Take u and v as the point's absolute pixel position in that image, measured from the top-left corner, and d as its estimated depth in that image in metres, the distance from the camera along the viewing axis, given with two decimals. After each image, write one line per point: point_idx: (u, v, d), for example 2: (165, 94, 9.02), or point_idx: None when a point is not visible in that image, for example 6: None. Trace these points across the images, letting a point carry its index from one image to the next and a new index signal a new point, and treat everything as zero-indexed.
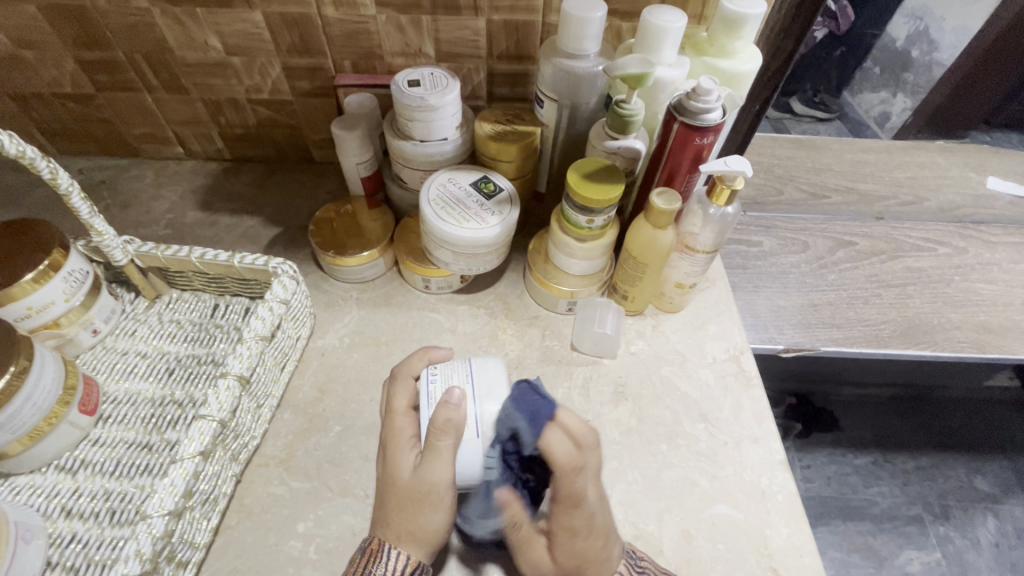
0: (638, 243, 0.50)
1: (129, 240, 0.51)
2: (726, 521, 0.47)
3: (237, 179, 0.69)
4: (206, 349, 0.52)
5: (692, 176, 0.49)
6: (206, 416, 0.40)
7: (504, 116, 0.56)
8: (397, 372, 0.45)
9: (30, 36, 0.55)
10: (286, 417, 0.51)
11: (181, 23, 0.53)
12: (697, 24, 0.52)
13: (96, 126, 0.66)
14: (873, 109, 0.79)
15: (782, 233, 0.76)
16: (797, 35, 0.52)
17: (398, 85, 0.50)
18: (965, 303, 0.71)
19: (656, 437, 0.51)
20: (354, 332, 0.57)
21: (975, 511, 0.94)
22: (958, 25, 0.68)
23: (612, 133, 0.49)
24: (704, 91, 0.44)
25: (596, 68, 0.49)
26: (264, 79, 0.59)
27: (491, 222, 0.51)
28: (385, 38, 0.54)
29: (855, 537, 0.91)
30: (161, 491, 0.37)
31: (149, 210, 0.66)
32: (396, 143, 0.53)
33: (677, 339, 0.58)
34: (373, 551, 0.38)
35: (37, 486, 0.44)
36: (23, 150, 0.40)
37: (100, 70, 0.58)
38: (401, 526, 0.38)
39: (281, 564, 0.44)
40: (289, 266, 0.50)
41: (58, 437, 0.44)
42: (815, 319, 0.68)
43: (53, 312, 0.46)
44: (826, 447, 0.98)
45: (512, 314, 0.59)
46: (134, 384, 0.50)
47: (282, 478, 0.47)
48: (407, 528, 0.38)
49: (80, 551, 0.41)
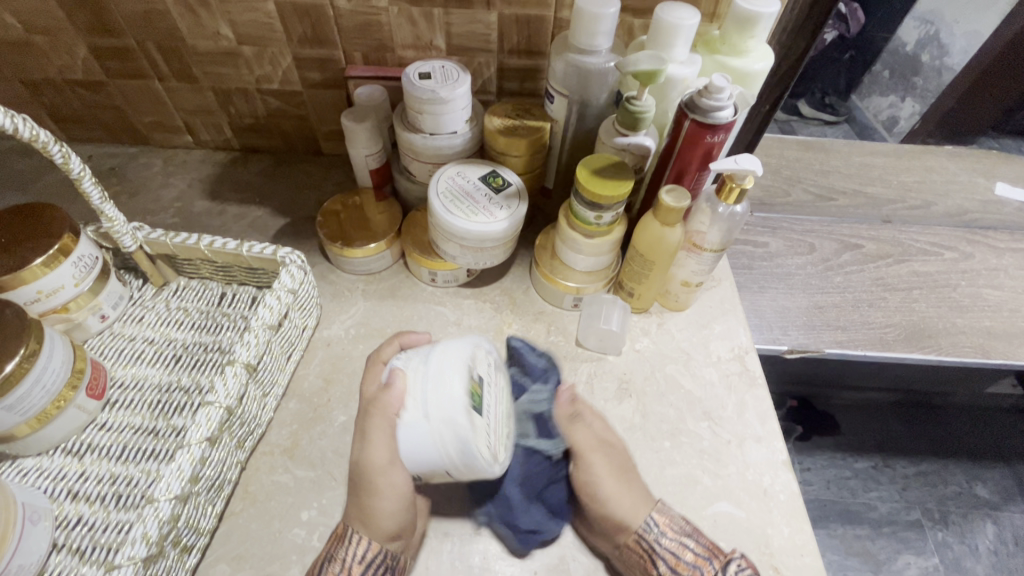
0: (646, 240, 0.50)
1: (138, 227, 0.52)
2: (728, 519, 0.47)
3: (245, 169, 0.69)
4: (213, 337, 0.52)
5: (701, 174, 0.49)
6: (213, 402, 0.40)
7: (513, 111, 0.56)
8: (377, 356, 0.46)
9: (43, 22, 0.55)
10: (292, 406, 0.51)
11: (194, 11, 0.53)
12: (709, 22, 0.52)
13: (107, 113, 0.66)
14: (881, 113, 0.80)
15: (789, 235, 0.75)
16: (809, 35, 0.51)
17: (409, 77, 0.50)
18: (971, 308, 0.71)
19: (660, 434, 0.51)
20: (360, 324, 0.57)
21: (974, 517, 0.94)
22: (969, 30, 0.69)
23: (622, 130, 0.49)
24: (716, 89, 0.43)
25: (608, 64, 0.49)
26: (274, 69, 0.59)
27: (499, 216, 0.51)
28: (397, 30, 0.54)
29: (852, 541, 0.91)
30: (168, 475, 0.37)
31: (158, 197, 0.67)
32: (406, 135, 0.53)
33: (682, 337, 0.58)
34: (339, 535, 0.41)
35: (44, 468, 0.44)
36: (37, 134, 0.40)
37: (112, 57, 0.59)
38: (358, 511, 0.42)
39: (284, 551, 0.44)
40: (297, 256, 0.50)
41: (65, 420, 0.44)
42: (820, 321, 0.68)
43: (62, 296, 0.46)
44: (826, 450, 0.98)
45: (517, 309, 0.59)
46: (141, 370, 0.50)
47: (286, 466, 0.48)
48: (362, 513, 0.41)
49: (86, 534, 0.41)
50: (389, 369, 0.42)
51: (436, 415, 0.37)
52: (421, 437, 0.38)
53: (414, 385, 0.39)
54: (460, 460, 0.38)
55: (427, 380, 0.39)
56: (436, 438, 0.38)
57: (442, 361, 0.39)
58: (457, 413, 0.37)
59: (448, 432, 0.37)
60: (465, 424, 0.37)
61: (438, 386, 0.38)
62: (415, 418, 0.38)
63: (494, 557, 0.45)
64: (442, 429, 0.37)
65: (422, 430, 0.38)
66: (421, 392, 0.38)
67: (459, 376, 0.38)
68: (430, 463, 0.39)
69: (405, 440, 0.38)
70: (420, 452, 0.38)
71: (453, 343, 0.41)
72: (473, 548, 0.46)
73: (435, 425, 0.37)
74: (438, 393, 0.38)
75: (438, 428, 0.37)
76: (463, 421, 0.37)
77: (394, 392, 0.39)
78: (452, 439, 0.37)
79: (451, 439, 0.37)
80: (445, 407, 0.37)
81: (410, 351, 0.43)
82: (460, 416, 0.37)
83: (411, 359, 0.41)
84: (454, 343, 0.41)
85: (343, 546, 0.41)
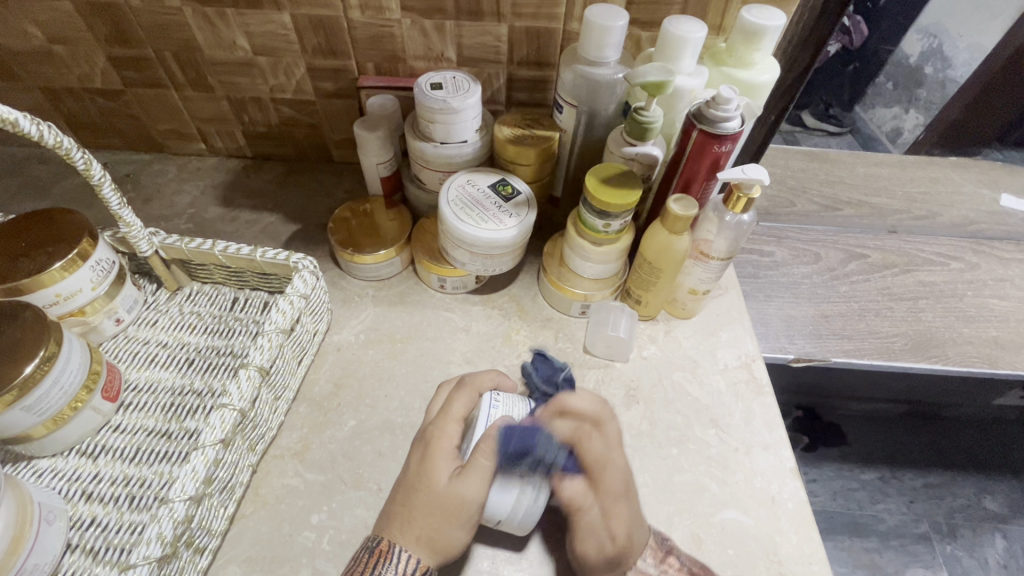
0: (654, 247, 0.51)
1: (153, 232, 0.53)
2: (736, 527, 0.47)
3: (258, 176, 0.70)
4: (226, 341, 0.53)
5: (708, 183, 0.50)
6: (227, 405, 0.41)
7: (523, 121, 0.57)
8: (464, 380, 0.46)
9: (65, 33, 0.57)
10: (302, 410, 0.52)
11: (210, 22, 0.55)
12: (715, 35, 0.53)
13: (123, 121, 0.67)
14: (885, 124, 0.78)
15: (794, 245, 0.76)
16: (814, 48, 0.52)
17: (421, 88, 0.51)
18: (977, 318, 0.71)
19: (667, 441, 0.52)
20: (370, 329, 0.58)
21: (983, 531, 0.93)
22: (973, 43, 0.69)
23: (630, 140, 0.50)
24: (724, 100, 0.44)
25: (616, 76, 0.50)
26: (288, 79, 0.60)
27: (509, 223, 0.51)
28: (408, 41, 0.55)
29: (860, 553, 0.90)
30: (182, 476, 0.38)
31: (172, 204, 0.68)
32: (416, 144, 0.54)
33: (689, 344, 0.58)
34: (383, 551, 0.39)
35: (59, 469, 0.45)
36: (60, 141, 0.41)
37: (130, 67, 0.60)
38: (423, 535, 0.39)
39: (295, 554, 0.44)
40: (310, 262, 0.51)
41: (80, 422, 0.44)
42: (826, 330, 0.68)
43: (80, 300, 0.47)
44: (833, 461, 0.98)
45: (525, 316, 0.59)
46: (155, 373, 0.51)
47: (297, 470, 0.48)
48: (426, 536, 0.39)
49: (100, 535, 0.42)
50: (492, 410, 0.43)
51: (529, 480, 0.41)
52: (508, 493, 0.41)
53: (520, 441, 0.42)
54: (514, 523, 0.42)
55: (536, 440, 0.42)
56: (520, 499, 0.41)
57: (546, 423, 0.43)
58: (544, 488, 0.41)
59: (529, 497, 0.41)
60: (542, 499, 0.42)
61: (542, 454, 0.42)
62: (513, 475, 0.41)
63: (502, 562, 0.45)
64: (528, 493, 0.41)
65: (514, 488, 0.41)
66: (527, 451, 0.41)
67: (557, 450, 0.42)
68: (493, 513, 0.41)
69: (496, 490, 0.40)
70: (498, 505, 0.41)
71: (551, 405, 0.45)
72: (480, 555, 0.45)
73: (525, 489, 0.41)
74: (539, 460, 0.41)
75: (522, 493, 0.41)
76: (544, 498, 0.41)
77: (506, 444, 0.40)
78: (526, 506, 0.41)
79: (527, 507, 0.41)
80: (539, 475, 0.41)
81: (507, 397, 0.44)
82: (542, 490, 0.41)
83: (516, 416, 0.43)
84: (553, 410, 0.45)
85: (388, 562, 0.38)
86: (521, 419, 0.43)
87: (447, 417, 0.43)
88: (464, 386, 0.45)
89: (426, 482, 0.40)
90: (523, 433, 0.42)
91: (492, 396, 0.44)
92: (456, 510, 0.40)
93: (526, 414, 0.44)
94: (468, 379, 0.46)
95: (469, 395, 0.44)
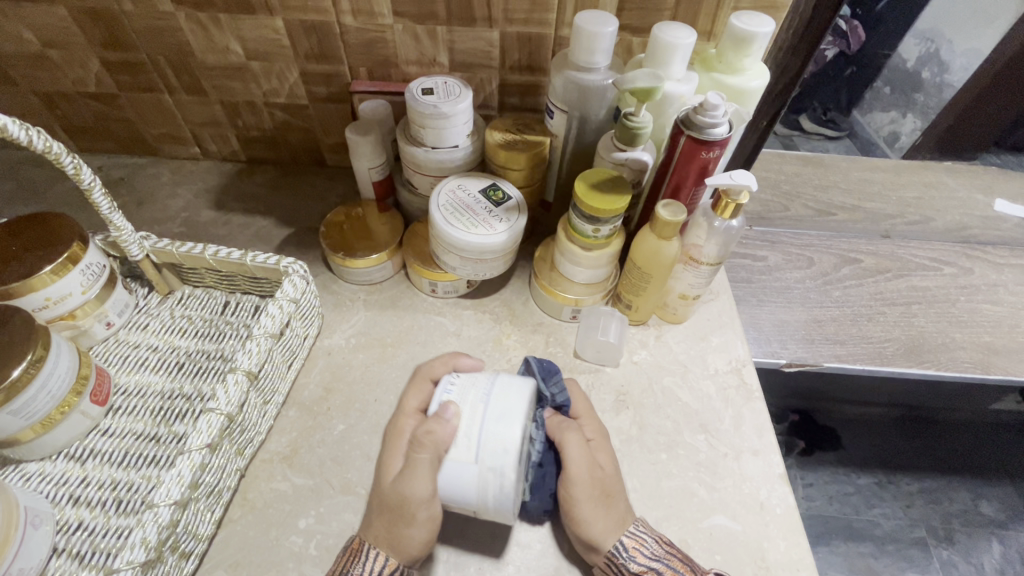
0: (643, 252, 0.51)
1: (144, 236, 0.53)
2: (724, 532, 0.47)
3: (251, 180, 0.70)
4: (216, 345, 0.53)
5: (697, 189, 0.50)
6: (214, 409, 0.41)
7: (514, 126, 0.57)
8: (420, 372, 0.48)
9: (58, 37, 0.57)
10: (291, 414, 0.52)
11: (204, 27, 0.55)
12: (706, 40, 0.53)
13: (118, 125, 0.68)
14: (883, 128, 0.80)
15: (787, 249, 0.76)
16: (805, 53, 0.53)
17: (412, 93, 0.51)
18: (970, 323, 0.71)
19: (656, 446, 0.52)
20: (360, 333, 0.58)
21: (979, 536, 0.93)
22: (968, 48, 0.70)
23: (620, 145, 0.50)
24: (712, 107, 0.44)
25: (606, 81, 0.50)
26: (281, 84, 0.60)
27: (498, 228, 0.52)
28: (401, 47, 0.56)
29: (855, 558, 0.90)
30: (168, 481, 0.38)
31: (165, 208, 0.68)
32: (408, 149, 0.54)
33: (679, 349, 0.58)
34: (353, 551, 0.40)
35: (46, 473, 0.45)
36: (50, 146, 0.41)
37: (123, 71, 0.60)
38: (383, 531, 0.40)
39: (281, 558, 0.44)
40: (300, 266, 0.51)
41: (68, 426, 0.44)
42: (819, 335, 0.68)
43: (70, 303, 0.47)
44: (829, 465, 0.98)
45: (516, 320, 0.59)
46: (145, 376, 0.51)
47: (285, 474, 0.48)
48: (385, 535, 0.40)
49: (86, 539, 0.42)
50: (443, 395, 0.42)
51: (489, 462, 0.39)
52: (464, 478, 0.39)
53: (468, 423, 0.40)
54: (490, 509, 0.40)
55: (489, 422, 0.39)
56: (482, 482, 0.39)
57: (503, 403, 0.41)
58: (510, 471, 0.39)
59: (494, 481, 0.39)
60: (510, 482, 0.39)
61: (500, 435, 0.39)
62: (465, 459, 0.39)
63: (489, 567, 0.45)
64: (491, 477, 0.39)
65: (472, 472, 0.39)
66: (476, 432, 0.39)
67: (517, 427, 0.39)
68: (462, 502, 0.40)
69: (446, 476, 0.39)
70: (459, 489, 0.39)
71: (515, 383, 0.42)
72: (467, 560, 0.45)
73: (486, 473, 0.39)
74: (492, 440, 0.39)
75: (485, 474, 0.39)
76: (509, 481, 0.39)
77: (443, 431, 0.39)
78: (494, 488, 0.39)
79: (494, 489, 0.39)
80: (502, 458, 0.38)
81: (465, 380, 0.43)
82: (507, 472, 0.39)
83: (464, 400, 0.41)
84: (514, 388, 0.42)
85: (355, 563, 0.39)
86: (477, 400, 0.41)
87: (404, 411, 0.46)
88: (421, 382, 0.47)
89: (381, 480, 0.42)
90: (474, 416, 0.40)
91: (449, 381, 0.43)
92: (399, 505, 0.39)
93: (483, 395, 0.41)
94: (426, 373, 0.47)
95: (424, 388, 0.47)
